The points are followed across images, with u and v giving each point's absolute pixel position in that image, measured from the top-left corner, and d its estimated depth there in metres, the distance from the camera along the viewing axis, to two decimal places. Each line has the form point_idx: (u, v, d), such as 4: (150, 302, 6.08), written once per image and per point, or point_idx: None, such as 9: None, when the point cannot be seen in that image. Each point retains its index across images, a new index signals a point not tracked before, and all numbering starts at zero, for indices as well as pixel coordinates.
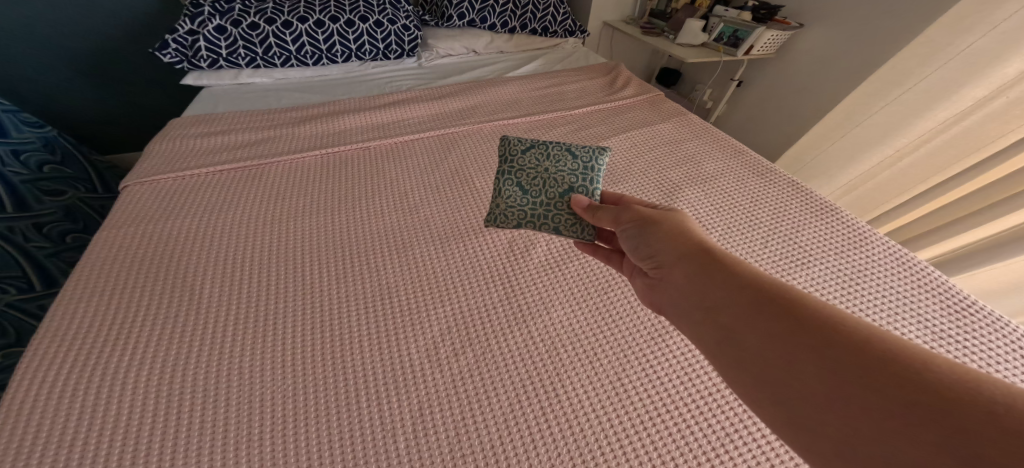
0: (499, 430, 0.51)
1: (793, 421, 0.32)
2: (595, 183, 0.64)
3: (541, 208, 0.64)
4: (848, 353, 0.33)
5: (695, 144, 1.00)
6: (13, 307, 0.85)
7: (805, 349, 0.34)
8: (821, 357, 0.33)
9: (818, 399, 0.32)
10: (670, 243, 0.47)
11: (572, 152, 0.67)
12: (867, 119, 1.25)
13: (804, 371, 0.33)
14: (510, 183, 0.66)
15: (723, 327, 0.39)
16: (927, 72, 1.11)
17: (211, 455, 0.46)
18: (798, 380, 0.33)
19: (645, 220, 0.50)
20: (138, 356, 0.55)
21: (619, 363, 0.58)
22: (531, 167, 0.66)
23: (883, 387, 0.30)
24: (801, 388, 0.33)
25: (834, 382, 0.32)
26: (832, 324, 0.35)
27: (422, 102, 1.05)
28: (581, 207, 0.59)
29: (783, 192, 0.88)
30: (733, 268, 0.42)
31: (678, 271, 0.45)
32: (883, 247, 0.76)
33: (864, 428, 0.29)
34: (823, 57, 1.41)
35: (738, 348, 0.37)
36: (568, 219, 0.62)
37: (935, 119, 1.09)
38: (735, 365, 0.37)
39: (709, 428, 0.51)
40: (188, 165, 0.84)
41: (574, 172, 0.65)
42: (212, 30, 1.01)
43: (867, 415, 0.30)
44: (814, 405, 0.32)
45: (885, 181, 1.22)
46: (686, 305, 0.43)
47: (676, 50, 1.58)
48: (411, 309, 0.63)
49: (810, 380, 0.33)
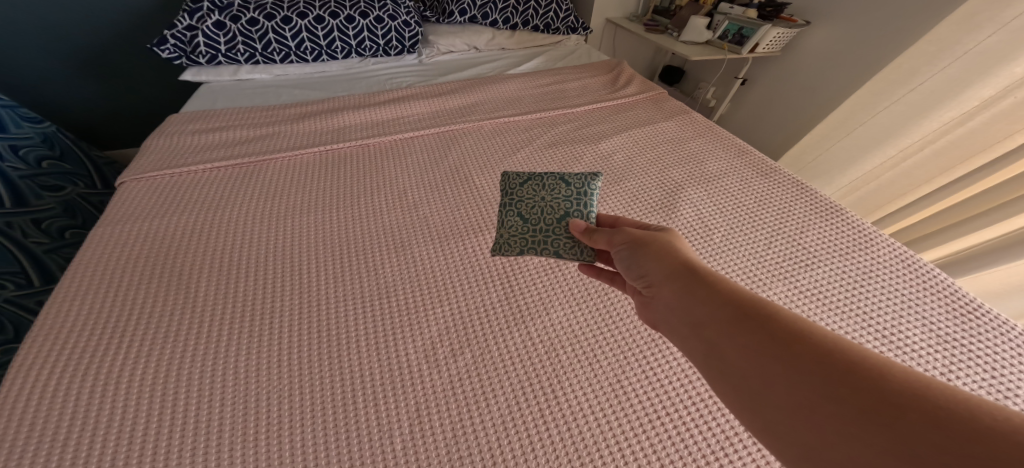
0: (497, 431, 0.50)
1: (770, 431, 0.31)
2: (591, 207, 0.61)
3: (540, 235, 0.61)
4: (819, 361, 0.32)
5: (698, 143, 0.99)
6: (11, 302, 0.85)
7: (777, 357, 0.33)
8: (797, 366, 0.32)
9: (795, 408, 0.30)
10: (659, 261, 0.45)
11: (565, 180, 0.64)
12: (871, 119, 1.24)
13: (778, 378, 0.32)
14: (510, 214, 0.64)
15: (707, 338, 0.37)
16: (933, 70, 1.09)
17: (204, 454, 0.46)
18: (777, 389, 0.32)
19: (637, 238, 0.48)
20: (133, 352, 0.54)
21: (618, 365, 0.57)
22: (530, 198, 0.64)
23: (854, 396, 0.29)
24: (771, 395, 0.32)
25: (813, 393, 0.30)
26: (805, 335, 0.34)
27: (422, 99, 1.04)
28: (579, 231, 0.55)
29: (788, 192, 0.86)
30: (724, 283, 0.41)
31: (663, 287, 0.43)
32: (888, 248, 0.74)
33: (833, 436, 0.28)
34: (829, 55, 1.39)
35: (720, 359, 0.36)
36: (567, 243, 0.59)
37: (940, 119, 1.07)
38: (719, 375, 0.36)
39: (710, 432, 0.50)
40: (185, 161, 0.83)
41: (569, 198, 0.62)
42: (211, 25, 1.00)
43: (843, 426, 0.28)
44: (792, 414, 0.30)
45: (888, 181, 1.21)
46: (674, 320, 0.42)
47: (680, 47, 1.56)
48: (408, 307, 0.63)
49: (788, 389, 0.31)
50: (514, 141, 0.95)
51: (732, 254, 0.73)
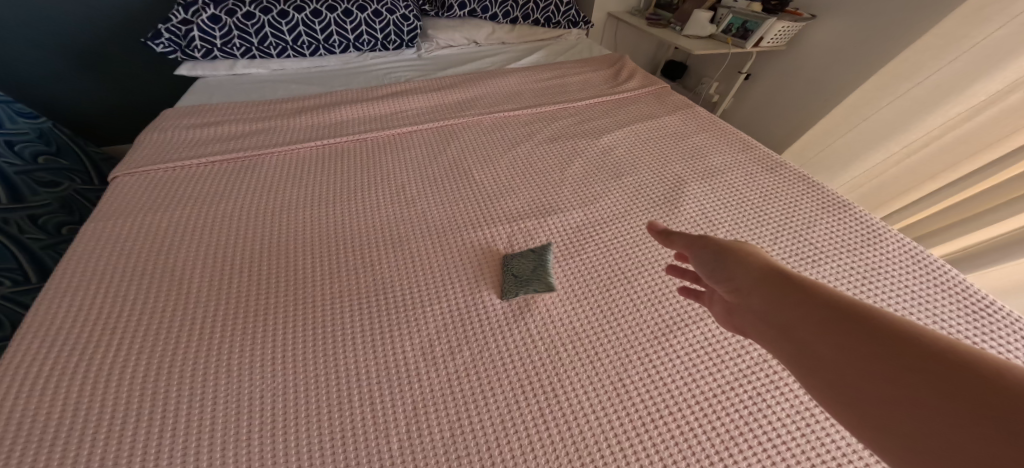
0: (496, 430, 0.49)
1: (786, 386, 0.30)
2: None
3: None
4: (847, 321, 0.29)
5: (701, 137, 0.98)
6: (7, 298, 0.85)
7: (805, 314, 0.31)
8: (824, 324, 0.30)
9: (814, 363, 0.29)
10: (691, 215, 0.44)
11: None
12: (876, 113, 1.22)
13: (801, 337, 0.30)
14: None
15: (733, 291, 0.36)
16: (940, 64, 1.07)
17: (194, 454, 0.45)
18: (802, 344, 0.30)
19: None
20: (124, 349, 0.53)
21: (620, 362, 0.56)
22: None
23: (883, 361, 0.26)
24: (790, 350, 0.30)
25: (838, 352, 0.28)
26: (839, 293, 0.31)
27: (421, 94, 1.03)
28: None
29: (794, 187, 0.85)
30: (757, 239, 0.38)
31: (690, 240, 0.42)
32: (897, 244, 0.73)
33: (847, 394, 0.26)
34: (835, 50, 1.37)
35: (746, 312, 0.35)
36: None
37: (945, 114, 1.05)
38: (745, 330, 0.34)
39: (714, 431, 0.49)
40: (180, 156, 0.82)
41: None
42: (207, 19, 0.98)
43: (862, 388, 0.26)
44: (810, 369, 0.29)
45: (893, 176, 1.19)
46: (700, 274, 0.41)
47: (683, 42, 1.54)
48: (406, 303, 0.61)
49: (812, 345, 0.29)
50: (514, 135, 0.94)
51: None
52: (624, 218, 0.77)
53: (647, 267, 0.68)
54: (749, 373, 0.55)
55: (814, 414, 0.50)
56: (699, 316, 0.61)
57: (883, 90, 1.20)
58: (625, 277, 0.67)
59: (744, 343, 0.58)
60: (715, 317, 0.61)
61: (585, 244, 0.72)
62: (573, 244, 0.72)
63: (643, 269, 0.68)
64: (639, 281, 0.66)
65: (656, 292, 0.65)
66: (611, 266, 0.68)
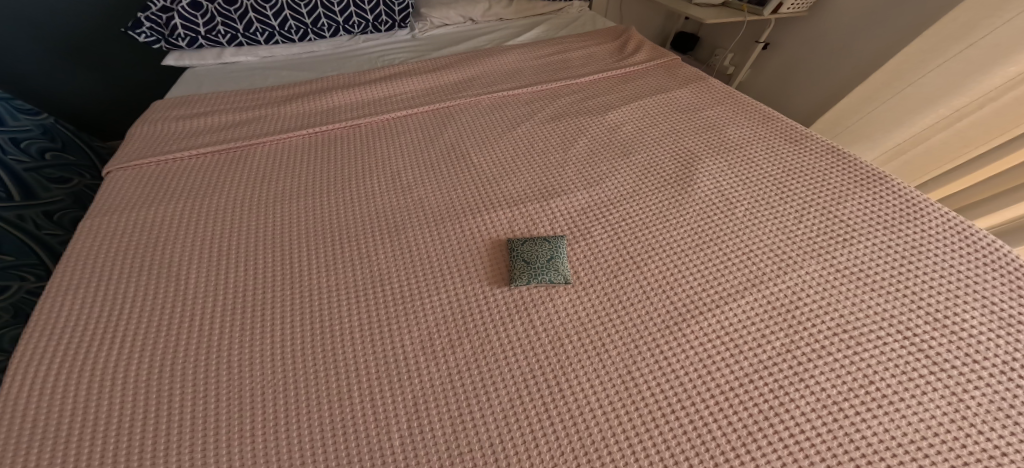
0: (500, 427, 0.45)
1: None
2: None
3: None
4: None
5: (717, 111, 0.91)
6: (31, 293, 0.86)
7: None
8: None
9: None
10: None
11: None
12: (921, 81, 1.08)
13: None
14: None
15: None
16: (998, 22, 0.92)
17: (200, 451, 0.43)
18: None
19: None
20: (120, 343, 0.52)
21: (630, 356, 0.51)
22: None
23: None
24: None
25: None
26: None
27: (416, 76, 0.98)
28: None
29: (821, 159, 0.78)
30: None
31: None
32: (940, 219, 0.66)
33: None
34: (865, 14, 1.27)
35: None
36: None
37: (1004, 75, 0.94)
38: None
39: (732, 427, 0.45)
40: (170, 147, 0.80)
41: None
42: (187, 6, 0.95)
43: None
44: None
45: (942, 141, 1.08)
46: None
47: (692, 11, 1.45)
48: (402, 294, 0.58)
49: None
50: (514, 116, 0.90)
51: (758, 230, 0.66)
52: (634, 198, 0.72)
53: (658, 251, 0.63)
54: (771, 364, 0.50)
55: (845, 409, 0.46)
56: (716, 302, 0.57)
57: (930, 52, 1.06)
58: (633, 262, 0.62)
59: (765, 331, 0.53)
60: (733, 303, 0.57)
61: (590, 228, 0.67)
62: (578, 228, 0.67)
63: (653, 254, 0.63)
64: (649, 266, 0.61)
65: (667, 276, 0.60)
66: (618, 251, 0.64)
